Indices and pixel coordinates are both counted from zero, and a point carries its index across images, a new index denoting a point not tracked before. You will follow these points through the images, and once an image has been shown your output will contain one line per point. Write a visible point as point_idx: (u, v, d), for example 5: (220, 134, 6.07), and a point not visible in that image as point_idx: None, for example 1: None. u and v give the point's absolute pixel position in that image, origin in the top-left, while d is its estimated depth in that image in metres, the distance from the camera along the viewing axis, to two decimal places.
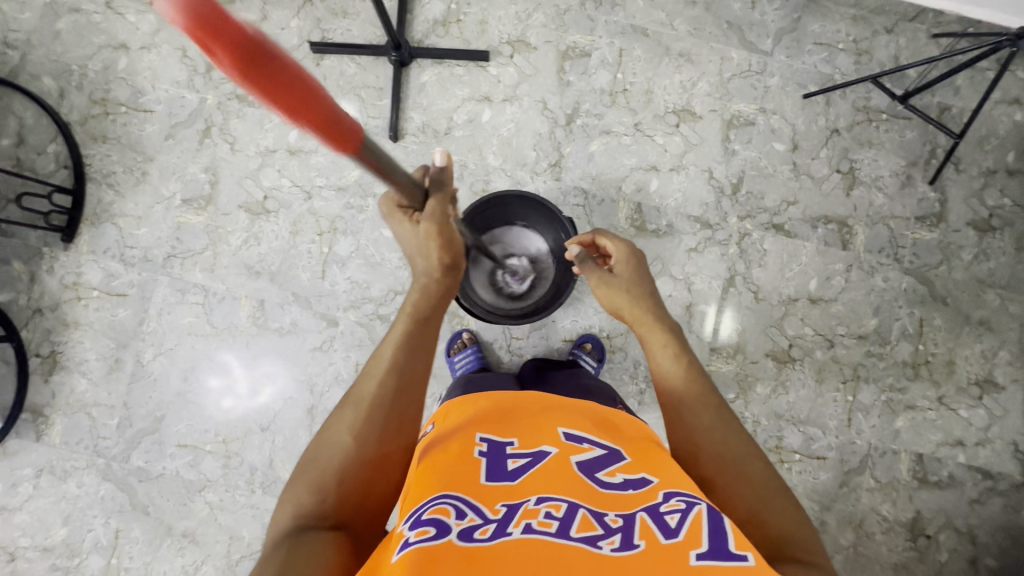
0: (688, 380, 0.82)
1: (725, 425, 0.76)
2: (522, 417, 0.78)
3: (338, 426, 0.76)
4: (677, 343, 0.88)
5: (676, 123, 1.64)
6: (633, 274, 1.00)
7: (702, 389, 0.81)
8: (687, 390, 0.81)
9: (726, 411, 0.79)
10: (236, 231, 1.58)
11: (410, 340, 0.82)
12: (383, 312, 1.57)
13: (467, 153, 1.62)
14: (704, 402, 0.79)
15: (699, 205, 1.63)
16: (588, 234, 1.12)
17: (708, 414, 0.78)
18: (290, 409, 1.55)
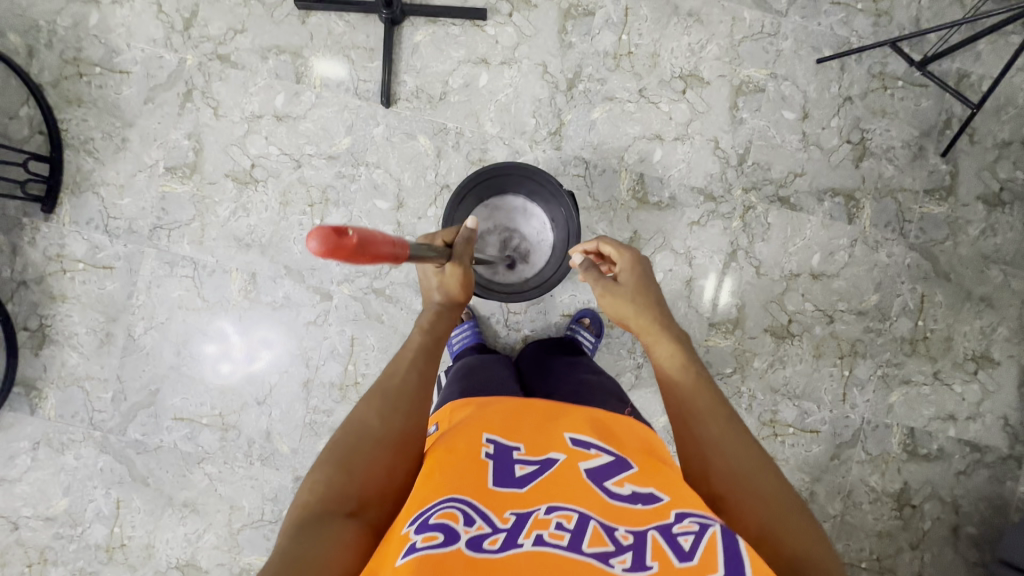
0: (695, 392, 0.82)
1: (734, 440, 0.76)
2: (529, 424, 0.79)
3: (363, 412, 0.80)
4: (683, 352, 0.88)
5: (683, 89, 1.56)
6: (639, 281, 0.99)
7: (709, 401, 0.80)
8: (694, 402, 0.81)
9: (733, 424, 0.78)
10: (224, 201, 1.52)
11: (424, 351, 0.91)
12: (378, 286, 1.53)
13: (464, 121, 1.54)
14: (713, 415, 0.79)
15: (703, 176, 1.57)
16: (592, 242, 1.12)
17: (715, 428, 0.77)
18: (286, 382, 1.55)
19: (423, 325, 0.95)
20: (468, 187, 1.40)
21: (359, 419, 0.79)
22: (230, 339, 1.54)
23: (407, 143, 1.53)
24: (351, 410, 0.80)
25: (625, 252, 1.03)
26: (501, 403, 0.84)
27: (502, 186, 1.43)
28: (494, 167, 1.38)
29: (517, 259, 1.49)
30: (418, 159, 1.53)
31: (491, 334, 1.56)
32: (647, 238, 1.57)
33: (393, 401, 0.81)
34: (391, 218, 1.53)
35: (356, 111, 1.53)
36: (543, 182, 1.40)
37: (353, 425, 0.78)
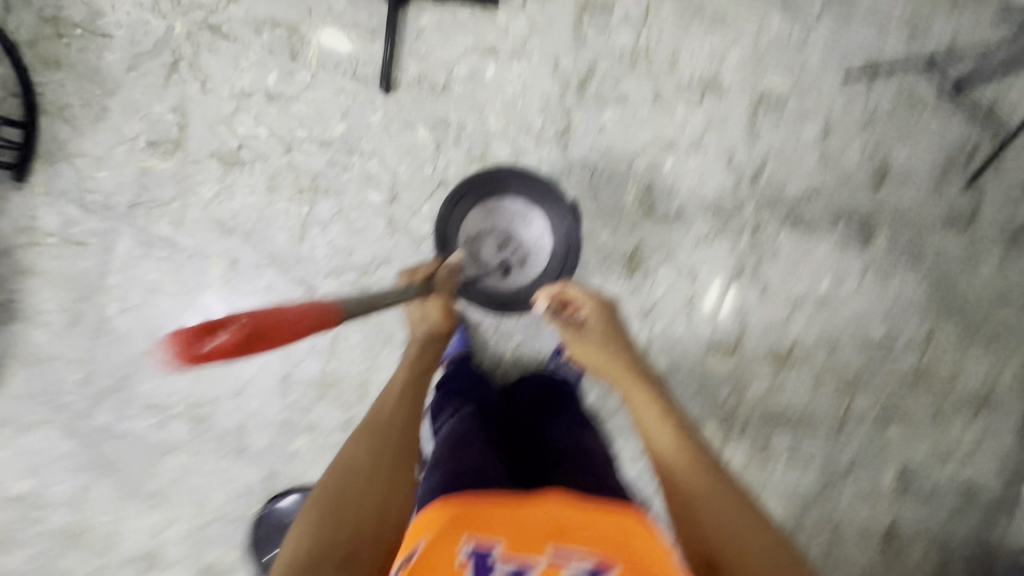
0: (669, 445, 0.88)
1: (711, 488, 0.80)
2: (502, 523, 0.74)
3: (349, 454, 0.85)
4: (658, 410, 0.94)
5: (701, 96, 1.48)
6: (606, 326, 1.16)
7: (681, 452, 0.86)
8: (669, 456, 0.86)
9: (711, 468, 0.83)
10: (208, 182, 1.43)
11: (409, 386, 1.00)
12: (365, 282, 1.46)
13: (467, 113, 1.45)
14: (688, 465, 0.84)
15: (714, 190, 1.50)
16: (557, 287, 1.24)
17: (692, 477, 0.82)
18: (263, 376, 1.48)
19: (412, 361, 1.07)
20: (462, 192, 1.44)
21: (345, 460, 0.84)
22: (216, 316, 1.46)
23: (405, 133, 1.45)
24: (336, 455, 0.85)
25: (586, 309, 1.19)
26: (472, 501, 0.78)
27: (498, 193, 1.46)
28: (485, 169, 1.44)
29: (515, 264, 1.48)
30: (416, 151, 1.45)
31: (480, 341, 1.49)
32: (650, 251, 1.50)
33: (373, 438, 0.87)
34: (383, 212, 1.45)
35: (352, 95, 1.43)
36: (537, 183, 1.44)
37: (343, 462, 0.84)
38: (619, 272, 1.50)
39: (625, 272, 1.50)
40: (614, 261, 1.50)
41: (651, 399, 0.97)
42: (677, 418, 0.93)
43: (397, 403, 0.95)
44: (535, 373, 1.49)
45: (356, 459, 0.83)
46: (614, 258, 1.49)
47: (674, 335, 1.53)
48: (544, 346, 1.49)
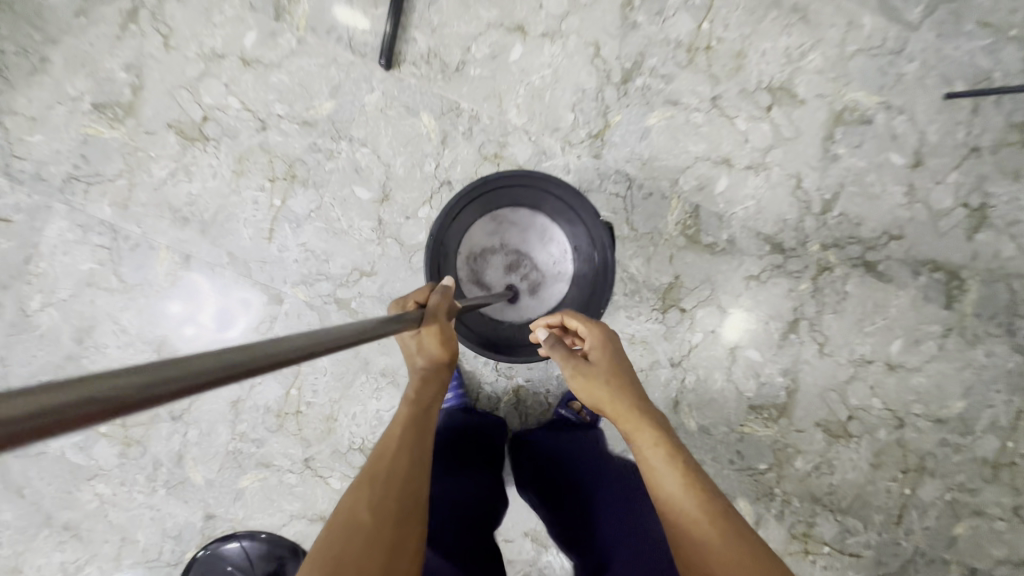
0: (679, 493, 0.70)
1: (733, 541, 0.65)
2: None
3: (350, 501, 0.64)
4: (666, 454, 0.75)
5: (769, 105, 1.21)
6: (611, 361, 0.89)
7: (693, 498, 0.69)
8: (678, 505, 0.69)
9: (731, 517, 0.68)
10: (162, 159, 1.18)
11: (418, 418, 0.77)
12: (341, 295, 1.21)
13: (483, 102, 1.19)
14: (704, 517, 0.67)
15: (774, 220, 1.23)
16: (556, 317, 0.99)
17: (708, 532, 0.66)
18: (211, 398, 1.24)
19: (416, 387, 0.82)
20: (463, 204, 1.07)
21: (349, 507, 0.63)
22: (202, 298, 1.21)
23: (406, 120, 1.19)
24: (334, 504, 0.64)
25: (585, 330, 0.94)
26: None
27: (513, 202, 1.11)
28: (496, 176, 1.06)
29: (526, 293, 1.17)
30: (417, 142, 1.19)
31: (474, 377, 1.24)
32: (690, 287, 1.24)
33: (390, 486, 0.66)
34: (371, 213, 1.20)
35: (345, 69, 1.18)
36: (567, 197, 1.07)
37: (348, 514, 0.63)
38: (649, 309, 1.24)
39: (657, 310, 1.24)
40: (645, 296, 1.24)
41: (656, 437, 0.77)
42: (688, 461, 0.75)
43: (415, 434, 0.74)
44: (537, 422, 1.24)
45: (366, 515, 0.62)
46: (645, 292, 1.24)
47: (708, 391, 1.26)
48: (550, 390, 1.24)
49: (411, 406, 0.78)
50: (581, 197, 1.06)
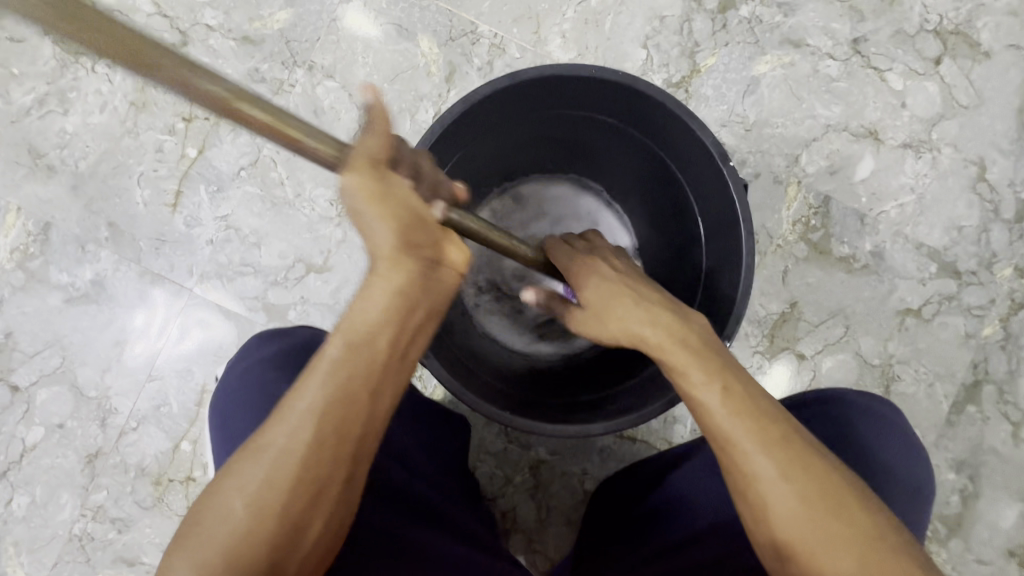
0: (766, 478, 0.41)
1: (854, 547, 0.39)
2: None
3: (231, 483, 0.37)
4: (741, 417, 0.43)
5: (937, 56, 0.81)
6: (631, 290, 0.52)
7: (789, 484, 0.41)
8: (763, 497, 0.41)
9: (844, 502, 0.41)
10: (28, 79, 0.79)
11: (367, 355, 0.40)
12: (272, 300, 0.79)
13: (511, 26, 0.80)
14: (805, 513, 0.40)
15: (941, 228, 0.81)
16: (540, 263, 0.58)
17: (809, 532, 0.40)
18: (55, 449, 0.78)
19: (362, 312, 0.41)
20: (465, 133, 0.58)
21: (230, 500, 0.37)
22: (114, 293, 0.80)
23: (395, 44, 0.80)
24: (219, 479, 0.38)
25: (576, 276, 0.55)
26: None
27: (560, 127, 0.65)
28: (528, 76, 0.53)
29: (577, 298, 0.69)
30: (409, 78, 0.79)
31: (474, 438, 0.79)
32: (813, 322, 0.80)
33: (293, 474, 0.37)
34: (332, 178, 0.79)
35: None
36: (662, 123, 0.57)
37: (220, 496, 0.37)
38: (749, 352, 0.79)
39: (761, 353, 0.79)
40: (743, 332, 0.79)
41: (714, 380, 0.44)
42: (769, 413, 0.43)
43: (343, 387, 0.39)
44: (564, 520, 0.79)
45: (245, 511, 0.37)
46: (744, 325, 0.80)
47: None
48: (589, 471, 0.79)
49: (348, 344, 0.40)
50: (694, 129, 0.54)
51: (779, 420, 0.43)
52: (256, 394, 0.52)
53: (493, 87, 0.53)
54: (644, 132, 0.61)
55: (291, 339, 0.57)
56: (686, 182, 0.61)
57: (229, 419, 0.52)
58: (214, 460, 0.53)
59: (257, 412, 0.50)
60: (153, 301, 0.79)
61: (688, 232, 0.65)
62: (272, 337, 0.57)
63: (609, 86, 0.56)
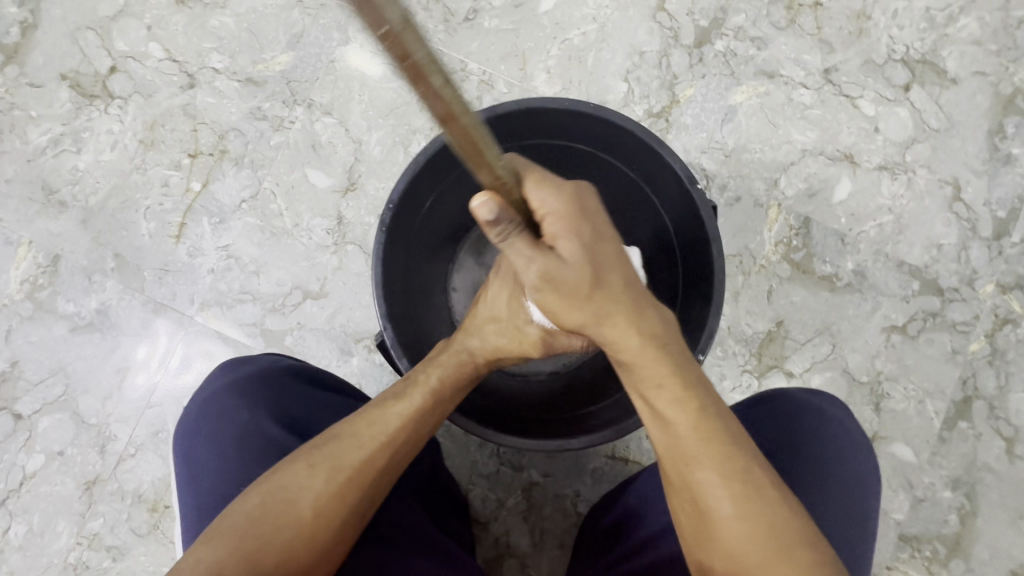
0: (719, 506, 0.43)
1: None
2: None
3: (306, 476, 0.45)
4: (704, 442, 0.44)
5: (906, 83, 0.84)
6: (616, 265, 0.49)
7: (741, 519, 0.42)
8: (715, 525, 0.43)
9: (793, 542, 0.42)
10: (45, 121, 0.85)
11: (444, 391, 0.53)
12: (270, 326, 0.81)
13: (499, 64, 0.85)
14: (753, 546, 0.42)
15: (920, 246, 0.83)
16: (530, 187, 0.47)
17: (755, 565, 0.41)
18: (53, 477, 0.80)
19: (448, 369, 0.54)
20: (447, 163, 0.61)
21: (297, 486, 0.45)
22: (113, 326, 0.82)
23: (389, 83, 0.84)
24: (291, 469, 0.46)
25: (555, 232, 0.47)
26: None
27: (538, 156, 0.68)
28: (504, 110, 0.57)
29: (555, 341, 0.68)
30: (403, 113, 0.84)
31: (465, 461, 0.80)
32: (799, 340, 0.81)
33: (357, 490, 0.46)
34: (328, 208, 0.82)
35: (312, 13, 0.85)
36: (633, 151, 0.61)
37: (282, 497, 0.44)
38: (737, 371, 0.80)
39: (749, 372, 0.80)
40: (731, 351, 0.81)
41: (686, 401, 0.46)
42: (734, 442, 0.45)
43: (416, 426, 0.50)
44: (558, 544, 0.78)
45: (308, 511, 0.44)
46: (731, 344, 0.81)
47: None
48: (582, 493, 0.79)
49: (431, 393, 0.52)
50: (661, 154, 0.57)
51: (745, 451, 0.45)
52: (214, 428, 0.53)
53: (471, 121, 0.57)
54: (618, 158, 0.64)
55: (254, 363, 0.58)
56: (661, 205, 0.64)
57: (193, 450, 0.53)
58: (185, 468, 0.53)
59: (226, 437, 0.52)
60: (155, 327, 0.82)
61: (665, 252, 0.68)
62: (231, 365, 0.57)
63: (580, 118, 0.60)
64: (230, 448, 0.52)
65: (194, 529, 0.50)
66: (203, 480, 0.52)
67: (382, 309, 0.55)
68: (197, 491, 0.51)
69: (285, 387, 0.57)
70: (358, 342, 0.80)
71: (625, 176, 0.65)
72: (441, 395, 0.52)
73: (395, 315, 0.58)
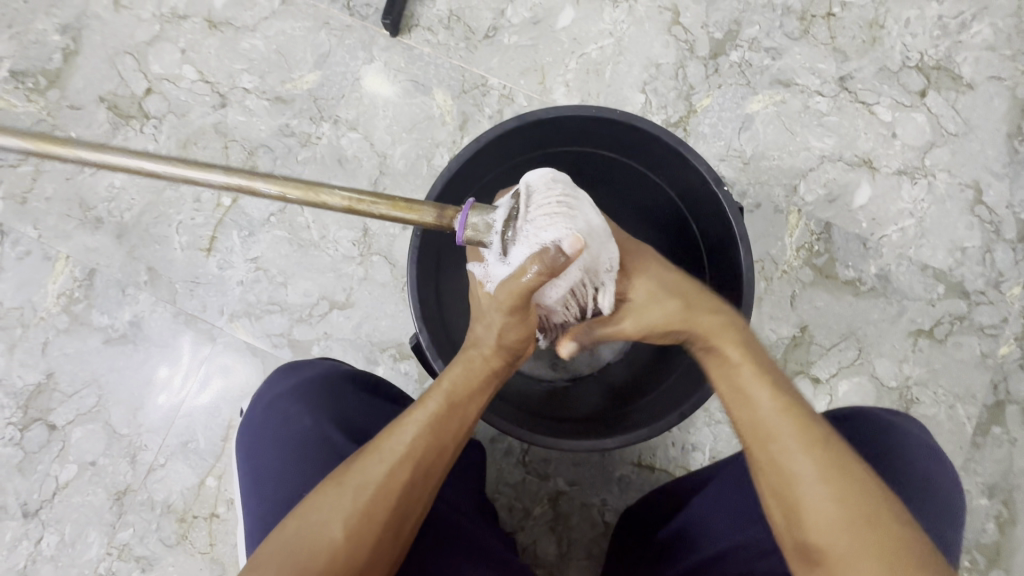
0: (802, 479, 0.43)
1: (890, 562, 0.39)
2: None
3: (327, 505, 0.44)
4: (787, 417, 0.45)
5: (922, 89, 0.85)
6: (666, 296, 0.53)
7: (828, 486, 0.42)
8: (800, 497, 0.43)
9: (881, 512, 0.41)
10: (83, 141, 0.88)
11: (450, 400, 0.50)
12: (297, 336, 0.82)
13: (518, 79, 0.87)
14: (847, 517, 0.41)
15: (943, 249, 0.83)
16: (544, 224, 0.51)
17: (843, 545, 0.40)
18: (85, 487, 0.81)
19: (459, 376, 0.52)
20: (476, 172, 0.63)
21: (320, 516, 0.43)
22: (146, 337, 0.84)
23: (412, 99, 0.87)
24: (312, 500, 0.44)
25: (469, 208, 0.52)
26: None
27: (564, 164, 0.70)
28: (532, 118, 0.59)
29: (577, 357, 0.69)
30: (426, 127, 0.86)
31: (491, 470, 0.79)
32: (825, 345, 0.81)
33: (385, 505, 0.45)
34: (354, 220, 0.84)
35: (338, 34, 0.88)
36: (659, 155, 0.62)
37: (313, 520, 0.43)
38: None
39: None
40: None
41: (765, 379, 0.47)
42: (812, 417, 0.45)
43: (437, 436, 0.48)
44: (586, 554, 0.78)
45: (340, 531, 0.43)
46: None
47: None
48: (609, 502, 0.78)
49: (448, 401, 0.50)
50: (688, 157, 0.59)
51: (820, 424, 0.45)
52: (261, 433, 0.55)
53: (501, 128, 0.58)
54: (643, 164, 0.66)
55: (314, 368, 0.59)
56: (687, 209, 0.65)
57: (257, 452, 0.54)
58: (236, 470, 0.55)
59: (292, 439, 0.53)
60: (185, 338, 0.84)
61: (692, 255, 0.68)
62: (292, 370, 0.59)
63: (607, 125, 0.61)
64: (294, 449, 0.52)
65: (258, 532, 0.50)
66: (245, 493, 0.53)
67: (417, 312, 0.56)
68: (260, 492, 0.52)
69: (344, 393, 0.57)
70: (384, 351, 0.81)
71: (651, 182, 0.67)
72: (457, 404, 0.50)
73: (429, 319, 0.59)
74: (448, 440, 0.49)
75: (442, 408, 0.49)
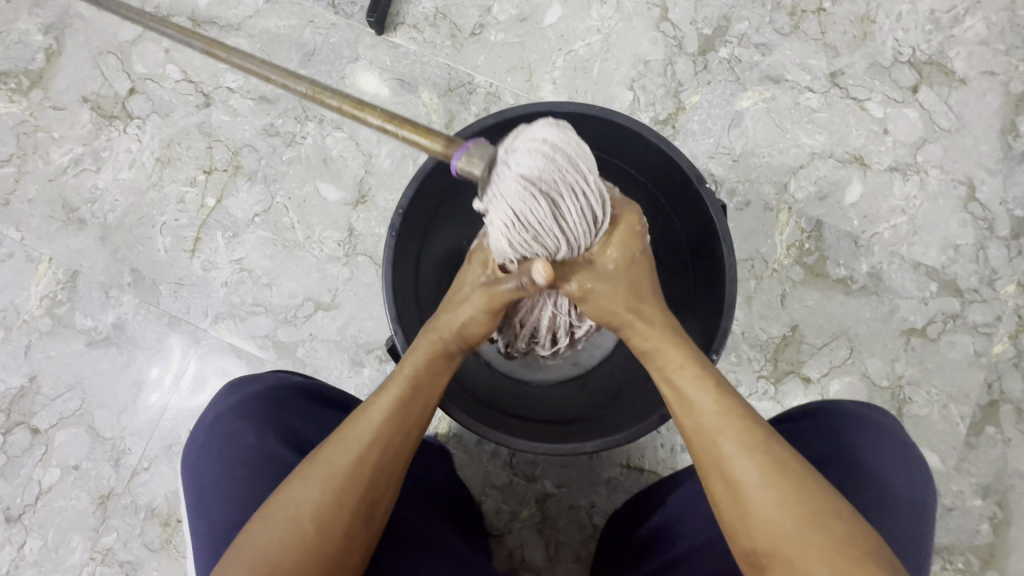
0: (761, 485, 0.42)
1: (835, 553, 0.39)
2: None
3: (299, 497, 0.43)
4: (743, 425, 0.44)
5: (914, 85, 0.84)
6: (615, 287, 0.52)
7: (770, 491, 0.42)
8: (748, 501, 0.42)
9: (824, 509, 0.41)
10: (66, 142, 0.87)
11: (414, 381, 0.50)
12: (282, 337, 0.81)
13: (505, 76, 0.86)
14: (790, 522, 0.41)
15: (936, 247, 0.82)
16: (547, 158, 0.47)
17: (795, 544, 0.40)
18: (69, 491, 0.80)
19: (419, 360, 0.51)
20: (454, 171, 0.62)
21: (291, 507, 0.42)
22: (130, 339, 0.83)
23: (398, 97, 0.86)
24: (279, 496, 0.43)
25: (473, 141, 0.47)
26: None
27: None
28: (511, 114, 0.58)
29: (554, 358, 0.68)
30: None
31: (477, 471, 0.78)
32: (815, 344, 0.80)
33: (356, 490, 0.44)
34: (340, 220, 0.83)
35: (323, 32, 0.88)
36: (639, 151, 0.62)
37: (281, 513, 0.42)
38: (753, 377, 0.79)
39: (765, 378, 0.79)
40: (746, 356, 0.79)
41: (705, 380, 0.47)
42: (754, 419, 0.45)
43: (403, 416, 0.48)
44: (574, 557, 0.77)
45: (311, 521, 0.42)
46: (746, 349, 0.79)
47: None
48: (597, 504, 0.77)
49: (408, 386, 0.49)
50: (669, 153, 0.58)
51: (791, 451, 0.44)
52: (222, 446, 0.53)
53: (479, 125, 0.58)
54: (626, 161, 0.65)
55: (261, 381, 0.58)
56: (670, 207, 0.65)
57: (202, 475, 0.52)
58: (191, 484, 0.53)
59: (235, 457, 0.52)
60: (169, 341, 0.83)
61: (675, 253, 0.68)
62: (241, 383, 0.58)
63: (588, 121, 0.60)
64: (238, 467, 0.51)
65: (209, 554, 0.49)
66: (207, 505, 0.51)
67: (391, 312, 0.55)
68: (207, 514, 0.50)
69: (289, 405, 0.57)
70: (369, 353, 0.81)
71: (634, 178, 0.66)
72: (419, 385, 0.50)
73: (405, 319, 0.58)
74: (415, 420, 0.49)
75: (410, 392, 0.49)
